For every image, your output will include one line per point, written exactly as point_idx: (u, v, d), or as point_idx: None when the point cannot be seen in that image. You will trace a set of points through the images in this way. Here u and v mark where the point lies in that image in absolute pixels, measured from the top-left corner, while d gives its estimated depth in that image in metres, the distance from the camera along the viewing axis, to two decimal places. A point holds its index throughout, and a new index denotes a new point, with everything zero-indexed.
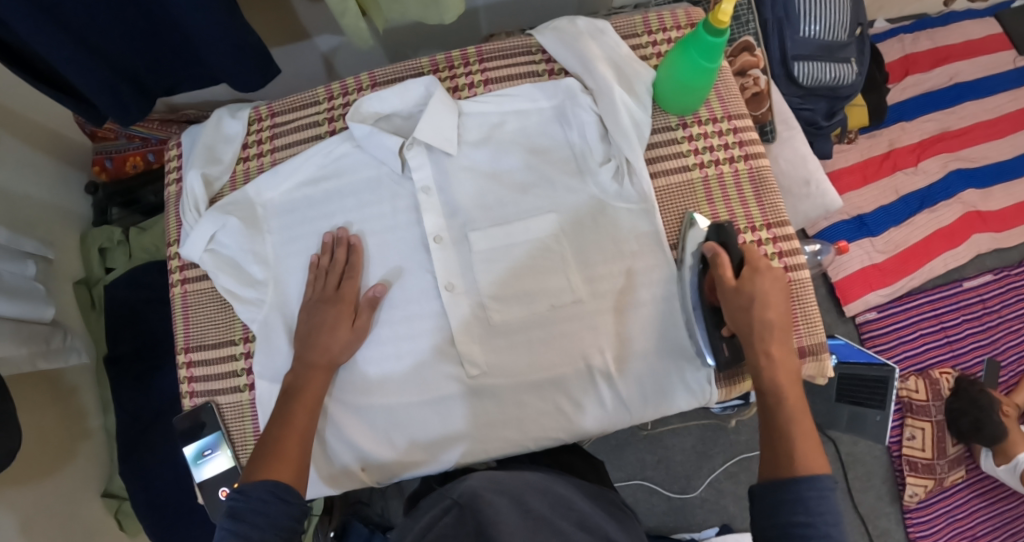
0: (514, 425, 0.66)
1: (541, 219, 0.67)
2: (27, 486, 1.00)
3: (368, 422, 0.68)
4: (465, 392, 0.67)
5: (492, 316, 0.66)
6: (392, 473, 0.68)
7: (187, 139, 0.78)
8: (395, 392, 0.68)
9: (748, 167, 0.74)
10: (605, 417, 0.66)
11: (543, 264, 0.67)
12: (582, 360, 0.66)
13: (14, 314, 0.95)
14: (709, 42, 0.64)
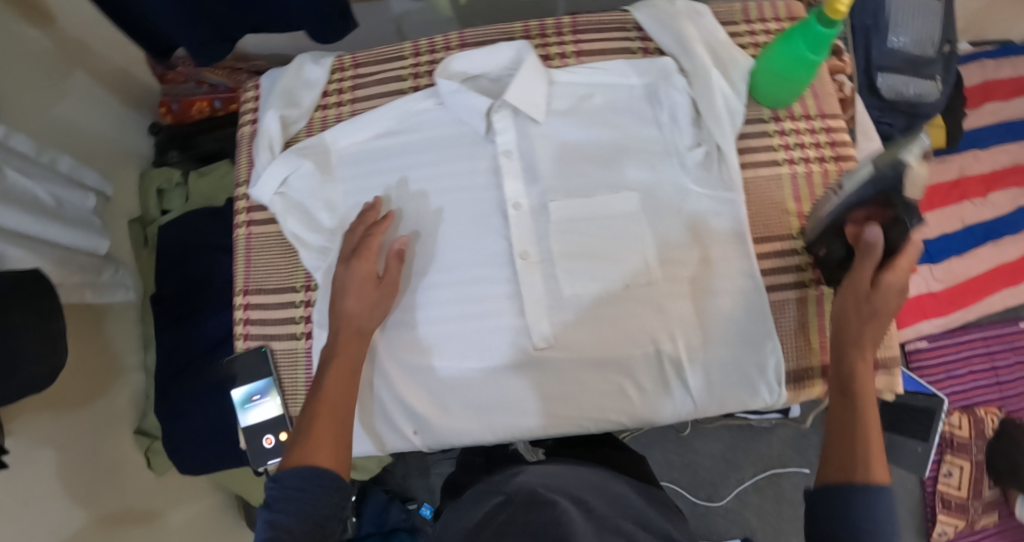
0: (572, 403, 0.66)
1: (617, 196, 0.66)
2: (67, 412, 1.02)
3: (424, 384, 0.68)
4: (527, 363, 0.66)
5: (565, 292, 0.66)
6: (442, 438, 0.67)
7: (269, 82, 0.79)
8: (454, 356, 0.67)
9: (838, 169, 0.72)
10: (667, 406, 0.65)
11: (619, 242, 0.66)
12: (651, 344, 0.65)
13: (67, 242, 0.97)
14: (819, 33, 0.62)
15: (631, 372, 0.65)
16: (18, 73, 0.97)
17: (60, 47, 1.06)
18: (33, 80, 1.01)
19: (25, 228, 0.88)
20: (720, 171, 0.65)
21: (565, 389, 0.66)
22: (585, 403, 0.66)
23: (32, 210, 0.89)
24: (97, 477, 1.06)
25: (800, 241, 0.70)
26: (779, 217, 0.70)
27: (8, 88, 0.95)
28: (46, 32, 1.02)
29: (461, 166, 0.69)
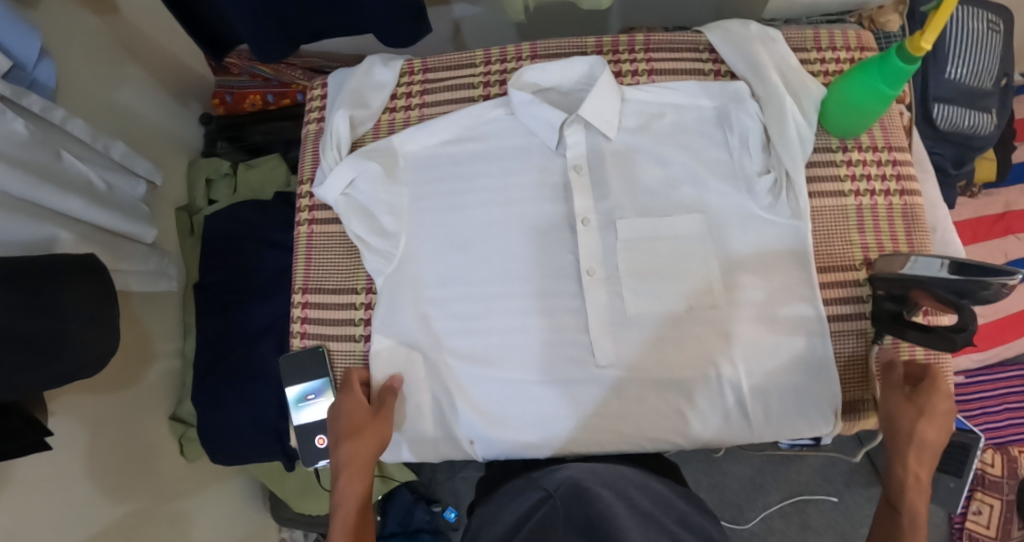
0: (629, 420, 0.69)
1: (696, 218, 0.70)
2: (107, 394, 1.04)
3: (485, 393, 0.73)
4: (587, 376, 0.71)
5: (629, 309, 0.70)
6: (497, 446, 0.72)
7: (334, 81, 0.82)
8: (512, 365, 0.72)
9: (903, 203, 0.72)
10: (722, 428, 0.69)
11: (678, 261, 0.70)
12: (709, 367, 0.68)
13: (118, 229, 0.98)
14: (898, 68, 0.62)
15: (688, 389, 0.69)
16: (75, 58, 1.00)
17: (120, 34, 1.09)
18: (92, 66, 1.03)
19: (75, 213, 0.89)
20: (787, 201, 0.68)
21: (614, 407, 0.70)
22: (633, 412, 0.70)
23: (84, 194, 0.91)
24: (131, 461, 1.08)
25: (863, 274, 0.71)
26: (842, 248, 0.71)
27: (67, 72, 0.98)
28: (107, 18, 1.05)
29: (526, 182, 0.74)
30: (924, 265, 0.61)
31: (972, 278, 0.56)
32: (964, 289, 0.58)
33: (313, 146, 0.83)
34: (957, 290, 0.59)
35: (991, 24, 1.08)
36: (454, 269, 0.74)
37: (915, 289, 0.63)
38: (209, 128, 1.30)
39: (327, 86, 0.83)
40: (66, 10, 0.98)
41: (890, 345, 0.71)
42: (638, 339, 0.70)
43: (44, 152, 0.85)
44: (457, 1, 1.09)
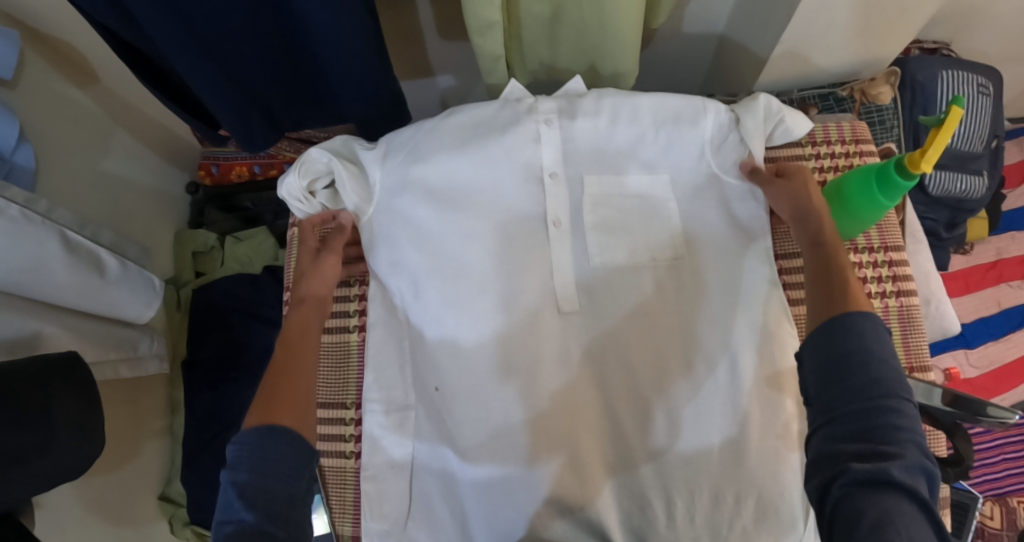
0: (601, 435, 0.69)
1: (645, 173, 0.75)
2: (94, 481, 1.01)
3: (462, 391, 0.70)
4: (550, 416, 0.68)
5: (593, 260, 0.73)
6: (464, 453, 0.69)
7: (300, 173, 0.78)
8: (482, 382, 0.70)
9: (898, 304, 0.71)
10: (709, 509, 0.66)
11: (654, 312, 0.70)
12: (664, 409, 0.68)
13: (114, 310, 0.93)
14: (896, 180, 0.61)
15: (634, 361, 0.69)
16: (54, 136, 0.96)
17: (104, 109, 1.07)
18: (77, 142, 1.01)
19: (68, 298, 0.85)
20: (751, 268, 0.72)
21: (588, 398, 0.69)
22: (600, 432, 0.69)
23: (89, 279, 0.87)
24: None
25: None
26: None
27: (49, 150, 0.95)
28: (88, 91, 1.03)
29: (502, 131, 0.76)
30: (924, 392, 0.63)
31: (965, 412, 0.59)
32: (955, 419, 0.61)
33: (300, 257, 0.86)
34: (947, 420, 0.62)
35: (981, 86, 1.08)
36: (453, 161, 0.76)
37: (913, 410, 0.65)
38: (195, 198, 1.26)
39: (283, 192, 0.80)
40: (50, 88, 0.96)
41: None
42: (600, 239, 0.73)
43: (42, 234, 0.80)
44: (441, 73, 1.11)
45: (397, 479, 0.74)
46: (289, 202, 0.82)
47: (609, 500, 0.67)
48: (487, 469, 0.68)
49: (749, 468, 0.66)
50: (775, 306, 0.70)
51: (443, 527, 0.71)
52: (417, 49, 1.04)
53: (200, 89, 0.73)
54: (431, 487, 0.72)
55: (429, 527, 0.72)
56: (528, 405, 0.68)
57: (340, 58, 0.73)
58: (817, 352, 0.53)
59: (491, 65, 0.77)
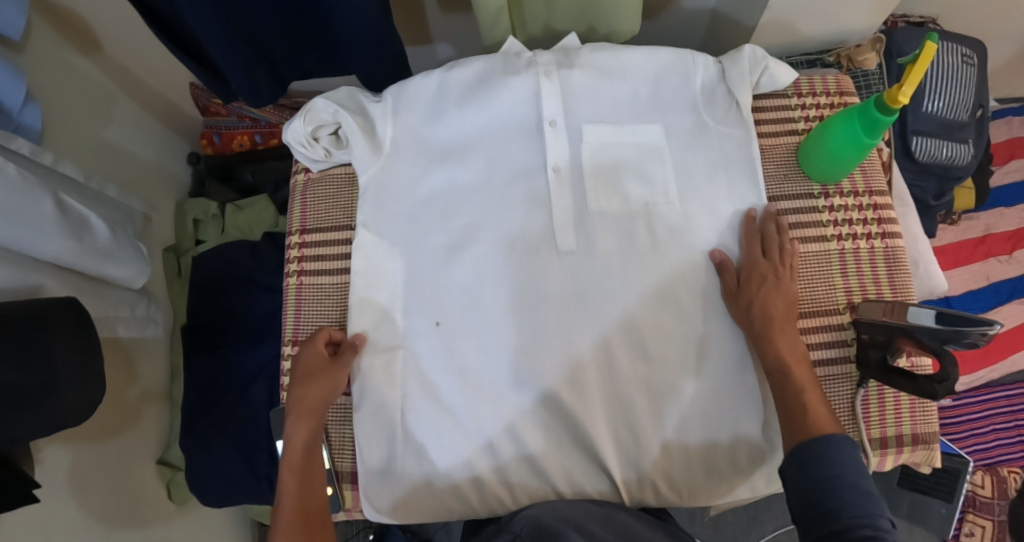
0: (598, 376, 0.70)
1: (640, 182, 0.73)
2: (93, 442, 1.00)
3: (474, 335, 0.72)
4: (552, 358, 0.70)
5: (590, 205, 0.72)
6: (463, 391, 0.71)
7: (305, 120, 0.76)
8: (483, 324, 0.72)
9: (884, 246, 0.73)
10: (700, 440, 0.69)
11: (652, 260, 0.71)
12: (653, 353, 0.69)
13: (107, 274, 0.93)
14: (877, 118, 0.63)
15: (630, 306, 0.70)
16: (60, 99, 0.98)
17: (110, 77, 1.09)
18: (82, 108, 1.03)
19: (64, 261, 0.85)
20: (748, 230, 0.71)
21: (589, 341, 0.70)
22: (599, 369, 0.70)
23: (82, 241, 0.87)
24: (122, 507, 1.05)
25: (847, 318, 0.71)
26: (827, 292, 0.71)
27: (55, 114, 0.97)
28: (95, 60, 1.05)
29: (506, 80, 0.75)
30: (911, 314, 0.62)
31: (951, 329, 0.57)
32: (946, 339, 0.59)
33: (302, 200, 0.82)
34: (940, 339, 0.60)
35: (965, 56, 1.11)
36: (462, 114, 0.77)
37: (899, 335, 0.64)
38: (199, 168, 1.30)
39: (288, 136, 0.78)
40: (55, 56, 0.97)
41: (875, 390, 0.71)
42: (604, 189, 0.72)
43: (36, 192, 0.80)
44: (438, 42, 1.13)
45: (389, 418, 0.72)
46: (293, 146, 0.80)
47: (605, 432, 0.69)
48: (488, 400, 0.71)
49: (737, 402, 0.69)
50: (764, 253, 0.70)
51: (444, 460, 0.71)
52: (414, 17, 1.06)
53: (209, 40, 0.74)
54: (430, 425, 0.72)
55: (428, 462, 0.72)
56: (525, 352, 0.71)
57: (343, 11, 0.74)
58: (797, 481, 0.56)
59: (492, 18, 0.77)
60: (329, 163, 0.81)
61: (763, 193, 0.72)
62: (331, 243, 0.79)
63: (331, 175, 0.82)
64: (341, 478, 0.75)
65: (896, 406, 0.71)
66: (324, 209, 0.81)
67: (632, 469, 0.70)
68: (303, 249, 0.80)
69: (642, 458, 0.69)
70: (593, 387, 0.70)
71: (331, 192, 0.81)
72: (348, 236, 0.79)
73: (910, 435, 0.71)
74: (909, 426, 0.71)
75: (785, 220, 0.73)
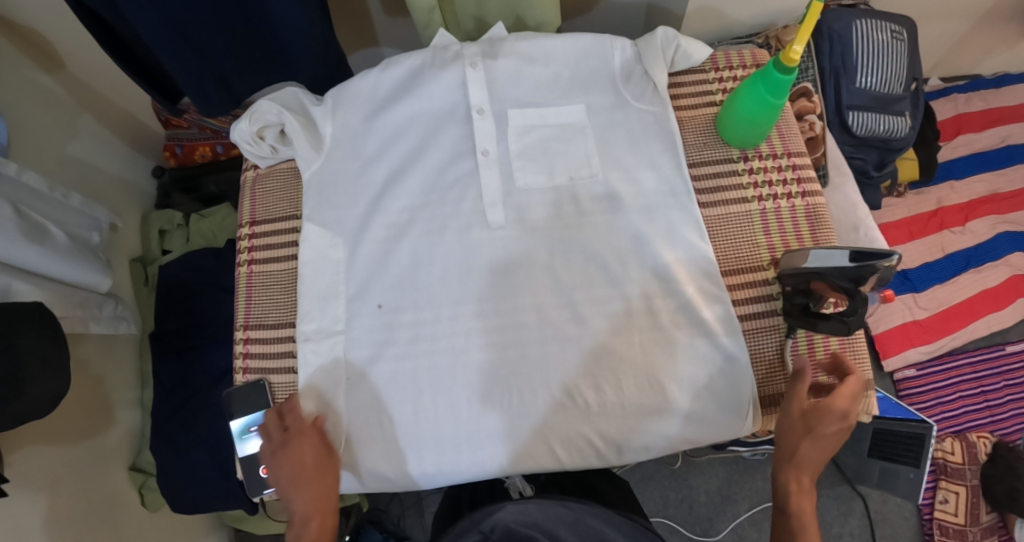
0: (535, 345, 0.72)
1: (632, 188, 0.75)
2: (62, 448, 1.01)
3: (415, 314, 0.74)
4: (489, 329, 0.73)
5: (518, 183, 0.75)
6: (403, 368, 0.73)
7: (250, 120, 0.78)
8: (423, 303, 0.74)
9: (805, 204, 0.76)
10: (638, 402, 0.70)
11: (580, 234, 0.74)
12: (585, 322, 0.72)
13: (70, 278, 0.95)
14: (778, 79, 0.67)
15: (560, 276, 0.73)
16: (24, 114, 1.01)
17: (72, 94, 1.12)
18: (46, 124, 1.06)
19: (27, 263, 0.86)
20: (676, 202, 0.74)
21: (523, 312, 0.73)
22: (532, 338, 0.72)
23: (42, 246, 0.88)
24: (94, 514, 1.05)
25: (772, 273, 0.73)
26: (752, 250, 0.74)
27: (20, 128, 0.99)
28: (56, 77, 1.08)
29: (434, 72, 0.78)
30: (824, 257, 0.65)
31: (862, 264, 0.62)
32: (857, 278, 0.63)
33: (252, 193, 0.85)
34: (851, 279, 0.64)
35: (895, 33, 1.12)
36: (395, 106, 0.79)
37: (813, 280, 0.66)
38: (161, 181, 1.32)
39: (235, 135, 0.80)
40: (17, 72, 1.00)
41: (803, 340, 0.72)
42: (532, 167, 0.76)
43: None
44: (385, 45, 1.18)
45: (336, 399, 0.74)
46: (240, 144, 0.82)
47: (541, 399, 0.71)
48: (427, 378, 0.72)
49: (677, 363, 0.70)
50: (689, 219, 0.73)
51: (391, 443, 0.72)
52: (362, 20, 1.10)
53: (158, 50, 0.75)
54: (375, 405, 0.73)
55: (374, 447, 0.72)
56: (463, 326, 0.73)
57: (278, 5, 0.75)
58: None
59: (425, 17, 0.80)
60: (275, 159, 0.83)
61: (686, 164, 0.76)
62: (278, 232, 0.82)
63: (278, 171, 0.84)
64: None
65: (827, 355, 0.72)
66: (272, 201, 0.83)
67: (571, 436, 0.70)
68: (254, 240, 0.83)
69: (580, 423, 0.70)
70: (532, 358, 0.72)
71: (278, 186, 0.84)
72: (295, 226, 0.81)
73: None
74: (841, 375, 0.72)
75: (705, 184, 0.76)
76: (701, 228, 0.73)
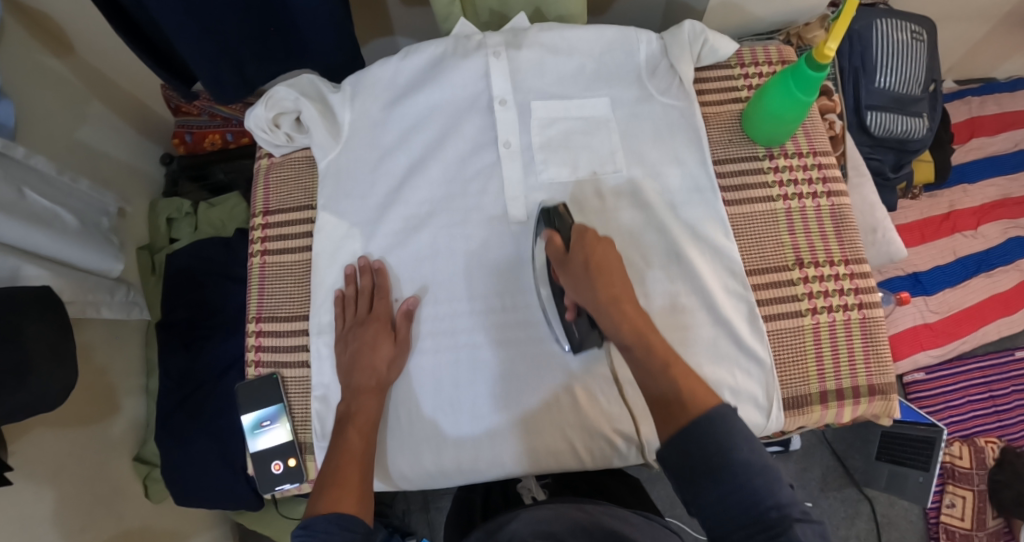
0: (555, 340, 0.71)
1: (656, 186, 0.74)
2: (68, 436, 1.00)
3: (434, 309, 0.73)
4: (514, 323, 0.72)
5: (540, 176, 0.74)
6: (422, 363, 0.72)
7: (266, 106, 0.76)
8: (443, 297, 0.73)
9: (830, 204, 0.75)
10: None
11: (602, 230, 0.73)
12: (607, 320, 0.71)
13: (79, 262, 0.93)
14: (809, 75, 0.65)
15: None
16: (33, 97, 0.99)
17: (81, 79, 1.10)
18: (55, 108, 1.04)
19: (38, 247, 0.84)
20: (701, 199, 0.73)
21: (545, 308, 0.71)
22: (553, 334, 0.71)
23: (50, 229, 0.86)
24: (100, 505, 1.04)
25: (797, 274, 0.72)
26: (777, 250, 0.73)
27: (29, 110, 0.98)
28: (66, 61, 1.06)
29: (456, 61, 0.76)
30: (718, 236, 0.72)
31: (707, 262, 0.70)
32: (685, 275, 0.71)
33: (265, 181, 0.83)
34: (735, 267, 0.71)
35: (915, 33, 1.11)
36: (415, 96, 0.77)
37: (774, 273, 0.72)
38: (170, 168, 1.31)
39: (250, 122, 0.78)
40: (26, 54, 0.98)
41: (827, 341, 0.71)
42: (557, 161, 0.74)
43: None
44: (400, 34, 1.17)
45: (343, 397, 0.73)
46: (254, 131, 0.80)
47: (560, 396, 0.70)
48: (447, 372, 0.71)
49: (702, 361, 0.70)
50: (715, 215, 0.73)
51: (414, 441, 0.71)
52: (377, 9, 1.09)
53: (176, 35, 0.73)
54: (393, 399, 0.72)
55: (395, 444, 0.71)
56: (482, 320, 0.72)
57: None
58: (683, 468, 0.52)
59: (445, 10, 0.79)
60: (290, 147, 0.82)
61: (712, 163, 0.75)
62: (293, 222, 0.80)
63: (292, 159, 0.83)
64: (304, 449, 0.75)
65: (851, 357, 0.71)
66: (286, 191, 0.82)
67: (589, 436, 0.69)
68: (267, 230, 0.81)
69: (601, 422, 0.69)
70: (553, 357, 0.71)
71: (292, 175, 0.82)
72: (310, 216, 0.80)
73: (866, 386, 0.71)
74: (865, 378, 0.71)
75: (730, 181, 0.75)
76: (726, 227, 0.73)
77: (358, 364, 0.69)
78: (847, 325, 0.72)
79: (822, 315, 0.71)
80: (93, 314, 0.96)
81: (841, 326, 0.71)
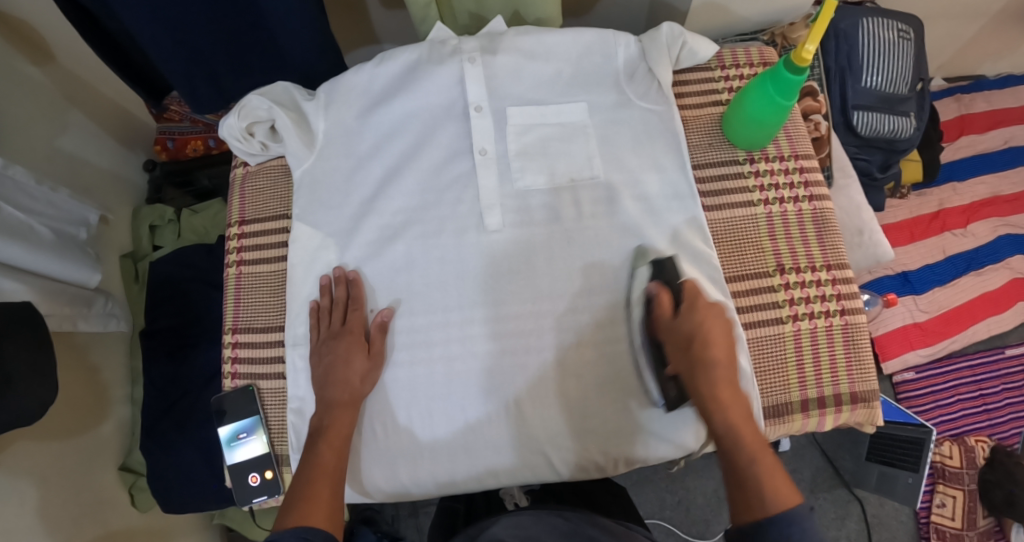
0: (533, 351, 0.70)
1: (634, 193, 0.73)
2: (52, 446, 0.99)
3: (410, 320, 0.72)
4: (492, 334, 0.71)
5: (516, 184, 0.73)
6: (398, 376, 0.71)
7: (239, 116, 0.76)
8: (419, 307, 0.72)
9: (812, 209, 0.75)
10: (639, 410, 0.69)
11: (580, 238, 0.72)
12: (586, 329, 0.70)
13: (55, 274, 0.92)
14: (788, 79, 0.65)
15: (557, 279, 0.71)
16: (12, 105, 0.98)
17: (62, 86, 1.09)
18: (33, 116, 1.03)
19: (11, 260, 0.83)
20: (680, 205, 0.73)
21: (523, 318, 0.71)
22: (531, 346, 0.70)
23: (24, 241, 0.85)
24: (85, 516, 1.03)
25: (777, 280, 0.72)
26: (758, 257, 0.73)
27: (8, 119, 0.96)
28: (45, 69, 1.05)
29: (431, 68, 0.76)
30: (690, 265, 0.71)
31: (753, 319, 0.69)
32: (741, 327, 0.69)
33: (241, 191, 0.82)
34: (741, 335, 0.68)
35: (902, 32, 1.10)
36: (390, 104, 0.76)
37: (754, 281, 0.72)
38: (153, 175, 1.30)
39: (223, 131, 0.78)
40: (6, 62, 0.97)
41: (808, 348, 0.70)
42: (534, 168, 0.73)
43: None
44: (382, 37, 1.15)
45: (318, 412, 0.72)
46: (229, 140, 0.79)
47: (537, 407, 0.69)
48: (423, 384, 0.70)
49: None
50: (694, 222, 0.72)
51: (390, 453, 0.70)
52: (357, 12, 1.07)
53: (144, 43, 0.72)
54: (369, 411, 0.71)
55: (371, 456, 0.70)
56: (458, 331, 0.71)
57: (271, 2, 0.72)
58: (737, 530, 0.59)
59: (421, 12, 0.78)
60: (266, 156, 0.81)
61: (690, 169, 0.74)
62: (268, 232, 0.80)
63: (268, 168, 0.82)
64: (281, 462, 0.74)
65: (833, 365, 0.71)
66: (261, 201, 0.81)
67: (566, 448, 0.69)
68: (242, 240, 0.80)
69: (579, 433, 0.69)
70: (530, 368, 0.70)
71: (268, 184, 0.81)
72: (285, 226, 0.79)
73: (848, 394, 0.70)
74: (846, 385, 0.70)
75: (710, 187, 0.75)
76: (705, 234, 0.72)
77: (331, 377, 0.68)
78: (829, 332, 0.71)
79: (803, 322, 0.71)
80: (70, 327, 0.96)
81: (822, 333, 0.70)
